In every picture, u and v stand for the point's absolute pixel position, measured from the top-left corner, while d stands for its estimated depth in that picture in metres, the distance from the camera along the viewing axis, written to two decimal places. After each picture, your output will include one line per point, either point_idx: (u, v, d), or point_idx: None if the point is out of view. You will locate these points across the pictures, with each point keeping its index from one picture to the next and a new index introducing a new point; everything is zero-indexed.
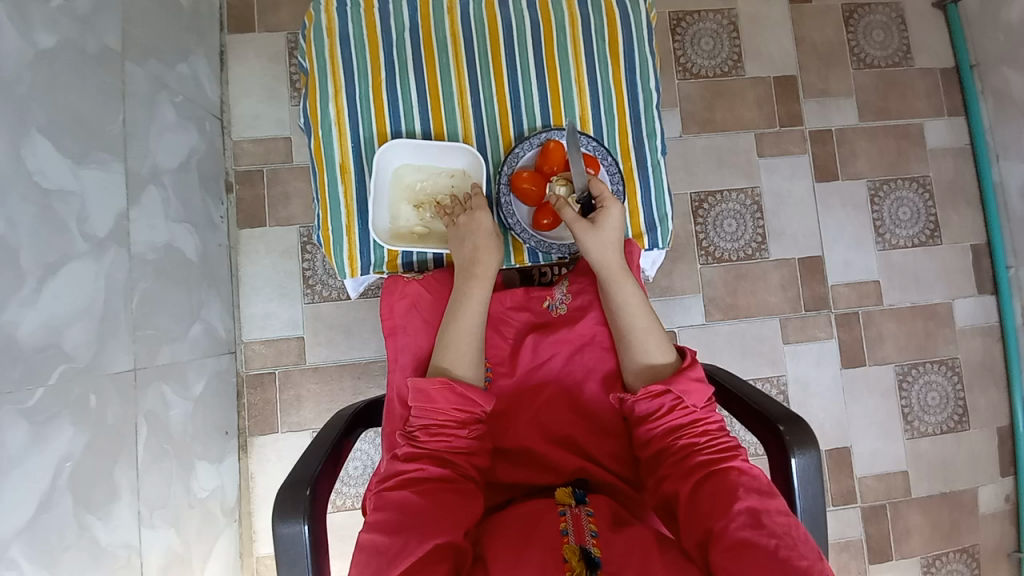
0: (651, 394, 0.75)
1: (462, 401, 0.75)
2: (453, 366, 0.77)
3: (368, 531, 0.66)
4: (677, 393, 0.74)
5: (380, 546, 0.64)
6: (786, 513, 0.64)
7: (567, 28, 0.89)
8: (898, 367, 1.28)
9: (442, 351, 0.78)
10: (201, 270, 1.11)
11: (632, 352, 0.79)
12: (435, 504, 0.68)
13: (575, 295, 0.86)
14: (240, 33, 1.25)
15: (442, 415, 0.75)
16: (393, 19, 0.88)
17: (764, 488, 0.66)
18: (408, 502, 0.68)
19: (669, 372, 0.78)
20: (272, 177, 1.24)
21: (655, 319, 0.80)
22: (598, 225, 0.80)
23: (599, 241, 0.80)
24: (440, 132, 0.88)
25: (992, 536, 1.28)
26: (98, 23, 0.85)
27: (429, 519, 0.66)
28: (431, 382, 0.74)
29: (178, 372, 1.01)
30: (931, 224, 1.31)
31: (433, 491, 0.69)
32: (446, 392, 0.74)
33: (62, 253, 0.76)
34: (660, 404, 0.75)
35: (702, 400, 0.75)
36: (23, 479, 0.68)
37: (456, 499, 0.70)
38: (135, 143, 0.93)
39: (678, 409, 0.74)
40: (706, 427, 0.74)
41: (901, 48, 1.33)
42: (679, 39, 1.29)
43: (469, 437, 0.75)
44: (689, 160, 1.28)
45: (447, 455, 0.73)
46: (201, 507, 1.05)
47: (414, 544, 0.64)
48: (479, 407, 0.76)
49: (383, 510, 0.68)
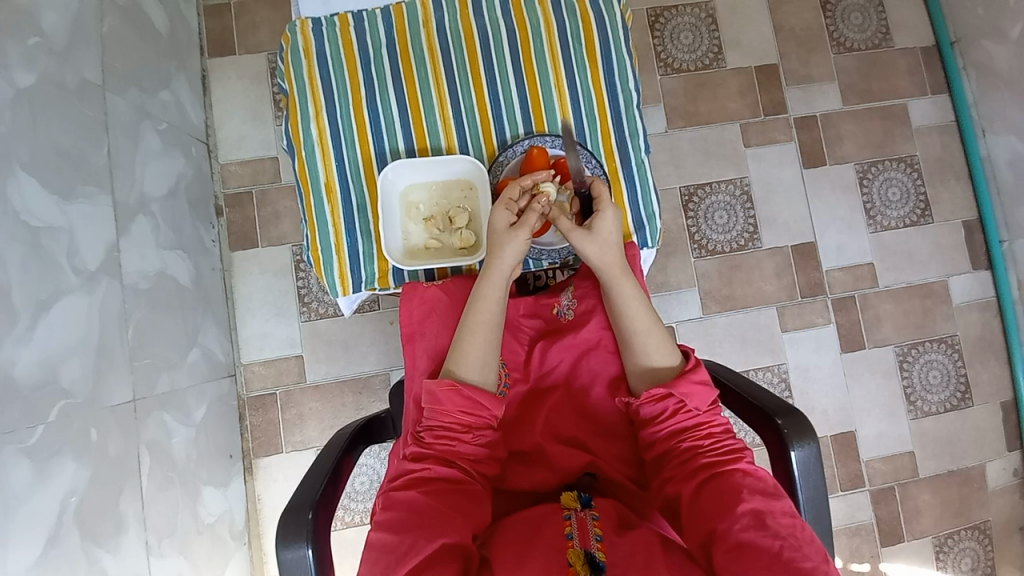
0: (655, 396, 0.75)
1: (469, 404, 0.74)
2: (463, 371, 0.76)
3: (375, 530, 0.67)
4: (680, 396, 0.73)
5: (387, 545, 0.65)
6: (791, 514, 0.64)
7: (543, 33, 0.89)
8: (898, 347, 1.28)
9: (456, 358, 0.77)
10: (196, 295, 1.11)
11: (637, 353, 0.79)
12: (441, 504, 0.68)
13: (581, 300, 0.86)
14: (220, 57, 1.25)
15: (448, 417, 0.74)
16: (369, 36, 0.88)
17: (770, 489, 0.66)
18: (416, 503, 0.68)
19: (673, 374, 0.78)
20: (261, 198, 1.24)
21: (658, 321, 0.79)
22: (594, 230, 0.79)
23: (594, 241, 0.79)
24: (424, 147, 0.89)
25: (1003, 510, 1.28)
26: (76, 58, 0.85)
27: (435, 520, 0.66)
28: (439, 383, 0.74)
29: (178, 400, 1.01)
30: (921, 203, 1.31)
31: (441, 492, 0.70)
32: (454, 394, 0.73)
33: (53, 289, 0.76)
34: (664, 406, 0.75)
35: (705, 403, 0.74)
36: (28, 516, 0.68)
37: (464, 501, 0.70)
38: (121, 173, 0.93)
39: (682, 412, 0.74)
40: (711, 429, 0.74)
41: (880, 29, 1.34)
42: (659, 35, 1.29)
43: (476, 438, 0.74)
44: (676, 154, 1.28)
45: (454, 457, 0.73)
46: (209, 532, 1.05)
47: (421, 544, 0.64)
48: (486, 412, 0.75)
49: (391, 510, 0.68)
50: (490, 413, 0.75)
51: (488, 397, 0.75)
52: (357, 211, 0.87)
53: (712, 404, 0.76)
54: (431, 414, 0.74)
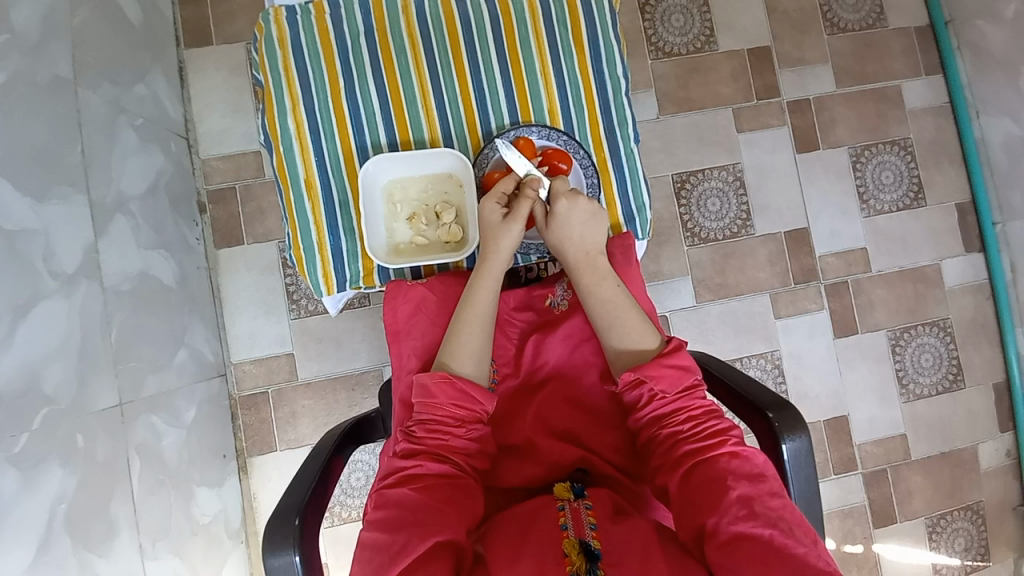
0: (628, 383, 0.74)
1: (462, 397, 0.73)
2: (459, 363, 0.75)
3: (369, 531, 0.65)
4: (648, 381, 0.72)
5: (381, 544, 0.64)
6: (778, 496, 0.64)
7: (528, 19, 0.87)
8: (891, 332, 1.28)
9: (448, 352, 0.76)
10: (181, 294, 1.09)
11: (607, 336, 0.78)
12: (433, 499, 0.67)
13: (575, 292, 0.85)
14: (198, 48, 1.22)
15: (440, 411, 0.73)
16: (347, 24, 0.85)
17: (756, 472, 0.66)
18: (408, 499, 0.67)
19: (649, 357, 0.76)
20: (245, 194, 1.22)
21: (633, 304, 0.78)
22: (552, 227, 0.80)
23: (565, 234, 0.80)
24: (407, 141, 0.87)
25: (995, 490, 1.29)
26: (45, 54, 0.82)
27: (429, 516, 0.65)
28: (431, 376, 0.73)
29: (167, 401, 1.00)
30: (915, 187, 1.30)
31: (434, 487, 0.68)
32: (447, 386, 0.73)
33: (31, 293, 0.74)
34: (640, 394, 0.74)
35: (676, 387, 0.73)
36: (17, 527, 0.67)
37: (457, 495, 0.69)
38: (98, 172, 0.90)
39: (657, 399, 0.73)
40: (691, 413, 0.72)
41: (874, 9, 1.31)
42: (650, 17, 1.26)
43: (468, 431, 0.73)
44: (668, 140, 1.26)
45: (447, 451, 0.72)
46: (204, 532, 1.05)
47: (415, 541, 0.63)
48: (479, 406, 0.74)
49: (383, 508, 0.67)
50: (483, 407, 0.74)
51: (481, 391, 0.74)
52: (340, 208, 0.85)
53: (689, 388, 0.74)
54: (422, 408, 0.73)
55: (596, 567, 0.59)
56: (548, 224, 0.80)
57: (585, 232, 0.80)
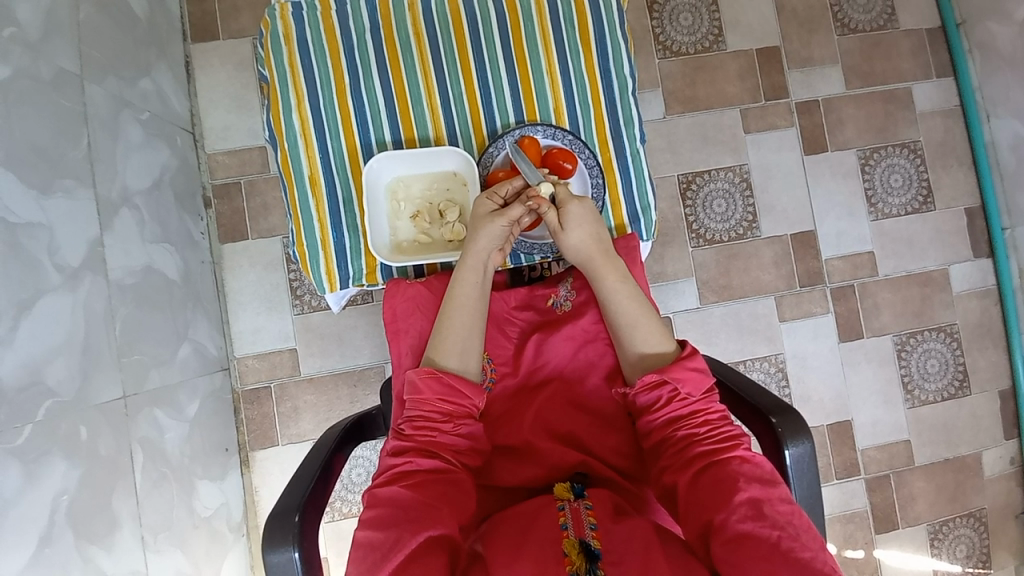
0: (648, 384, 0.73)
1: (449, 392, 0.73)
2: (443, 357, 0.76)
3: (361, 528, 0.65)
4: (673, 382, 0.72)
5: (374, 542, 0.63)
6: (788, 501, 0.64)
7: (534, 17, 0.86)
8: (896, 337, 1.28)
9: (437, 347, 0.76)
10: (185, 290, 1.09)
11: (632, 339, 0.77)
12: (425, 496, 0.67)
13: (578, 292, 0.85)
14: (203, 42, 1.22)
15: (428, 406, 0.73)
16: (352, 20, 0.85)
17: (766, 477, 0.65)
18: (399, 497, 0.67)
19: (668, 361, 0.76)
20: (249, 189, 1.22)
21: (650, 307, 0.78)
22: (567, 228, 0.78)
23: (581, 237, 0.78)
24: (412, 139, 0.86)
25: (998, 497, 1.29)
26: (50, 48, 0.82)
27: (421, 512, 0.65)
28: (418, 372, 0.74)
29: (169, 396, 1.00)
30: (923, 190, 1.29)
31: (425, 484, 0.68)
32: (432, 381, 0.73)
33: (34, 289, 0.74)
34: (659, 395, 0.73)
35: (700, 389, 0.73)
36: (19, 521, 0.67)
37: (451, 492, 0.69)
38: (102, 167, 0.90)
39: (677, 400, 0.73)
40: (707, 417, 0.72)
41: (885, 9, 1.30)
42: (657, 16, 1.25)
43: (456, 427, 0.73)
44: (673, 139, 1.25)
45: (437, 448, 0.72)
46: (205, 526, 1.05)
47: (407, 537, 0.63)
48: (467, 400, 0.74)
49: (375, 506, 0.67)
50: (470, 401, 0.74)
51: (466, 384, 0.74)
52: (343, 206, 0.85)
53: (707, 391, 0.74)
54: (411, 405, 0.74)
55: (596, 567, 0.59)
56: (563, 228, 0.78)
57: (597, 232, 0.79)
